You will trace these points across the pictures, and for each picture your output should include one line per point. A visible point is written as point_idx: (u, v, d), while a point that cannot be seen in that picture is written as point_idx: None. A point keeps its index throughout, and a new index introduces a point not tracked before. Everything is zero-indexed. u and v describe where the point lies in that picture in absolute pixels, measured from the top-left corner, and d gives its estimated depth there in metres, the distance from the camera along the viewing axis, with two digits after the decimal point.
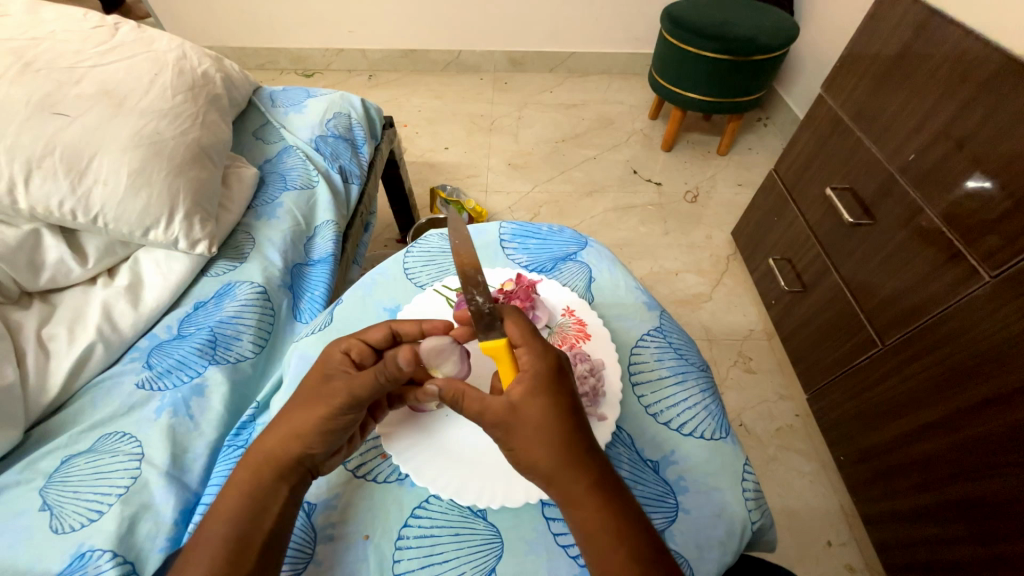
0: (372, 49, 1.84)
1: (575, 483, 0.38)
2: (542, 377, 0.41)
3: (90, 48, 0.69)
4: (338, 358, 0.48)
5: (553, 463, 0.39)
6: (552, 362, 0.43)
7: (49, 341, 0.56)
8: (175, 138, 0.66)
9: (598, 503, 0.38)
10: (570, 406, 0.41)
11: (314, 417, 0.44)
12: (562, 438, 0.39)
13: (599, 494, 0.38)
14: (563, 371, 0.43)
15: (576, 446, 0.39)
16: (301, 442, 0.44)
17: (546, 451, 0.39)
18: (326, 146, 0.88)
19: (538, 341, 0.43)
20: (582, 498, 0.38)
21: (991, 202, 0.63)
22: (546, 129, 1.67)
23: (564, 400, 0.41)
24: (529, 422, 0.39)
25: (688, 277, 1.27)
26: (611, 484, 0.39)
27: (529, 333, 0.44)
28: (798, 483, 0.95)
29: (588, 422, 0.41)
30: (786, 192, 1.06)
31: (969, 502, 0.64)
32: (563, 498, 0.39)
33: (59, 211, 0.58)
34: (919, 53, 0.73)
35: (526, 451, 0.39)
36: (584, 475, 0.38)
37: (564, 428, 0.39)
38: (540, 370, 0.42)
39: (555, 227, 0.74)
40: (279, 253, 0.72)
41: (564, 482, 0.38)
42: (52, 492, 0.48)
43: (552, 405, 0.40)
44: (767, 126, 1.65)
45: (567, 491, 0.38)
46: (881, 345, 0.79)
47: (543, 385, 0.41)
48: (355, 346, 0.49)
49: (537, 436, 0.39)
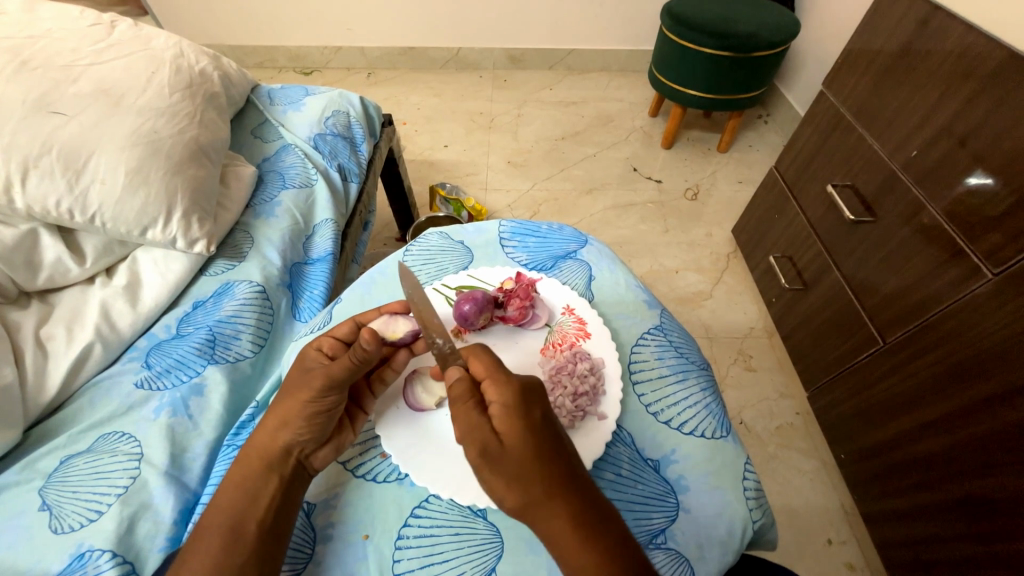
0: (371, 46, 1.83)
1: (554, 519, 0.38)
2: (510, 409, 0.41)
3: (87, 46, 0.69)
4: (314, 353, 0.50)
5: (529, 500, 0.38)
6: (517, 391, 0.42)
7: (47, 341, 0.56)
8: (173, 137, 0.66)
9: (581, 538, 0.37)
10: (543, 437, 0.40)
11: (299, 404, 0.47)
12: (536, 473, 0.39)
13: (581, 526, 0.37)
14: (534, 401, 0.42)
15: (552, 479, 0.39)
16: (289, 431, 0.46)
17: (519, 488, 0.39)
18: (325, 144, 0.88)
19: (501, 372, 0.43)
20: (564, 535, 0.37)
21: (994, 198, 0.62)
22: (545, 127, 1.66)
23: (535, 432, 0.40)
24: (500, 458, 0.39)
25: (689, 275, 1.27)
26: (594, 515, 0.38)
27: (493, 366, 0.44)
28: (798, 482, 0.95)
29: (563, 452, 0.40)
30: (787, 189, 1.06)
31: (971, 501, 0.64)
32: (546, 536, 0.38)
33: (56, 211, 0.58)
34: (922, 50, 0.72)
35: (500, 488, 0.39)
36: (563, 509, 0.38)
37: (538, 462, 0.39)
38: (508, 401, 0.41)
39: (555, 226, 0.74)
40: (277, 251, 0.72)
41: (542, 519, 0.38)
42: (52, 492, 0.48)
43: (520, 440, 0.40)
44: (768, 124, 1.64)
45: (548, 527, 0.38)
46: (882, 343, 0.79)
47: (511, 417, 0.41)
48: (327, 342, 0.51)
49: (508, 474, 0.39)
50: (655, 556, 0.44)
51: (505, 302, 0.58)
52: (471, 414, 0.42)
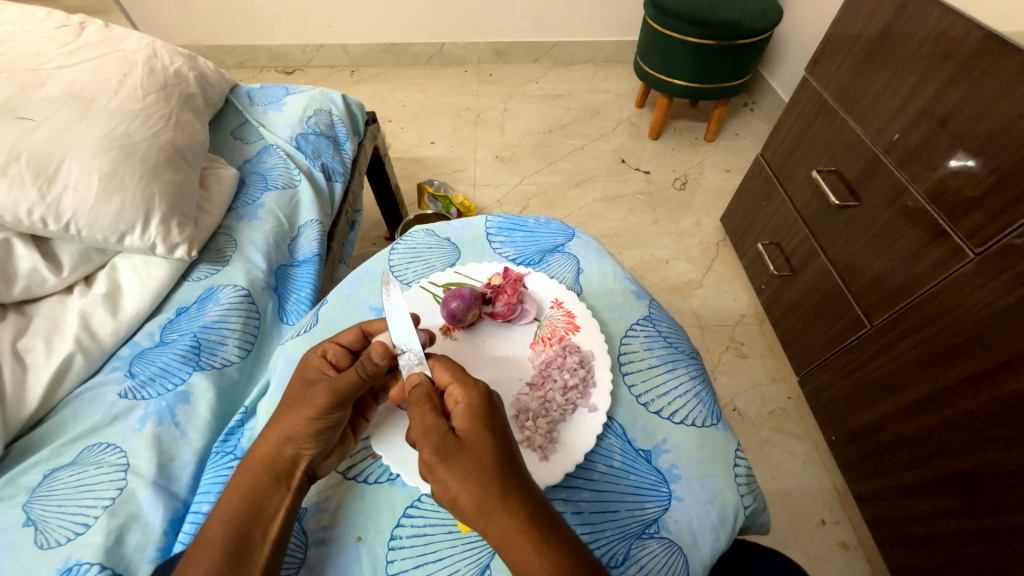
0: (353, 43, 1.81)
1: (509, 522, 0.36)
2: (475, 409, 0.41)
3: (54, 49, 0.67)
4: (316, 361, 0.49)
5: (485, 501, 0.37)
6: (482, 394, 0.43)
7: (26, 354, 0.55)
8: (148, 140, 0.64)
9: (536, 538, 0.36)
10: (504, 439, 0.40)
11: (303, 420, 0.45)
12: (494, 471, 0.38)
13: (535, 528, 0.36)
14: (497, 405, 0.43)
15: (510, 479, 0.38)
16: (295, 444, 0.45)
17: (473, 486, 0.37)
18: (307, 143, 0.86)
19: (468, 378, 0.44)
20: (517, 538, 0.36)
21: (974, 178, 0.63)
22: (532, 120, 1.65)
23: (498, 432, 0.40)
24: (458, 455, 0.39)
25: (679, 265, 1.27)
26: (548, 517, 0.37)
27: (460, 372, 0.45)
28: (791, 464, 0.96)
29: (522, 456, 0.40)
30: (773, 176, 1.06)
31: (955, 477, 0.65)
32: (498, 541, 0.37)
33: (29, 219, 0.56)
34: (901, 32, 0.72)
35: (454, 488, 0.38)
36: (517, 509, 0.37)
37: (497, 461, 0.38)
38: (473, 401, 0.42)
39: (542, 219, 0.73)
40: (262, 254, 0.71)
41: (497, 521, 0.37)
42: (36, 507, 0.47)
43: (480, 440, 0.39)
44: (753, 111, 1.65)
45: (502, 531, 0.36)
46: (868, 326, 0.80)
47: (475, 417, 0.41)
48: (332, 348, 0.50)
49: (466, 473, 0.38)
50: (648, 546, 0.44)
51: (493, 298, 0.58)
52: (428, 417, 0.41)
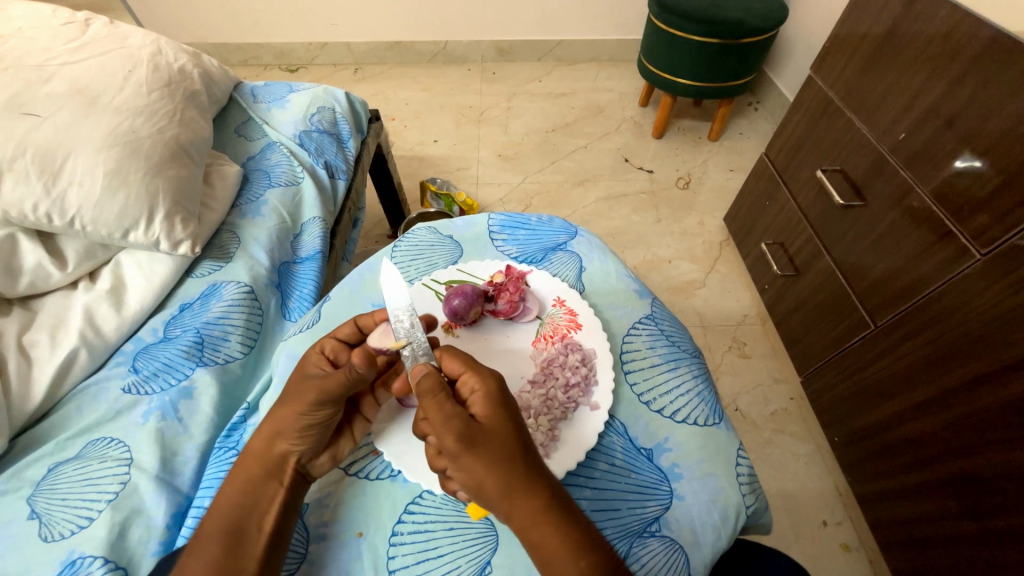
0: (356, 42, 1.81)
1: (531, 502, 0.37)
2: (492, 395, 0.41)
3: (60, 45, 0.68)
4: (316, 357, 0.49)
5: (510, 484, 0.37)
6: (496, 380, 0.43)
7: (31, 348, 0.55)
8: (153, 137, 0.64)
9: (556, 515, 0.37)
10: (519, 425, 0.41)
11: (302, 416, 0.45)
12: (515, 455, 0.39)
13: (553, 507, 0.37)
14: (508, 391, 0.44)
15: (529, 462, 0.39)
16: (296, 439, 0.45)
17: (501, 471, 0.38)
18: (311, 141, 0.86)
19: (480, 365, 0.44)
20: (540, 517, 0.37)
21: (981, 178, 0.62)
22: (535, 118, 1.65)
23: (514, 418, 0.41)
24: (483, 441, 0.39)
25: (682, 264, 1.27)
26: (563, 496, 0.39)
27: (469, 360, 0.44)
28: (794, 465, 0.96)
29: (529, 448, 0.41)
30: (777, 175, 1.06)
31: (961, 478, 0.64)
32: (520, 521, 0.37)
33: (34, 215, 0.57)
34: (907, 31, 0.72)
35: (481, 474, 0.38)
36: (538, 490, 0.38)
37: (517, 446, 0.39)
38: (490, 388, 0.42)
39: (544, 217, 0.73)
40: (265, 251, 0.71)
41: (520, 504, 0.37)
42: (40, 500, 0.47)
43: (501, 424, 0.40)
44: (758, 110, 1.65)
45: (526, 513, 0.37)
46: (872, 327, 0.80)
47: (493, 403, 0.41)
48: (330, 344, 0.50)
49: (491, 458, 0.38)
50: (649, 545, 0.44)
51: (494, 296, 0.58)
52: (444, 406, 0.41)
